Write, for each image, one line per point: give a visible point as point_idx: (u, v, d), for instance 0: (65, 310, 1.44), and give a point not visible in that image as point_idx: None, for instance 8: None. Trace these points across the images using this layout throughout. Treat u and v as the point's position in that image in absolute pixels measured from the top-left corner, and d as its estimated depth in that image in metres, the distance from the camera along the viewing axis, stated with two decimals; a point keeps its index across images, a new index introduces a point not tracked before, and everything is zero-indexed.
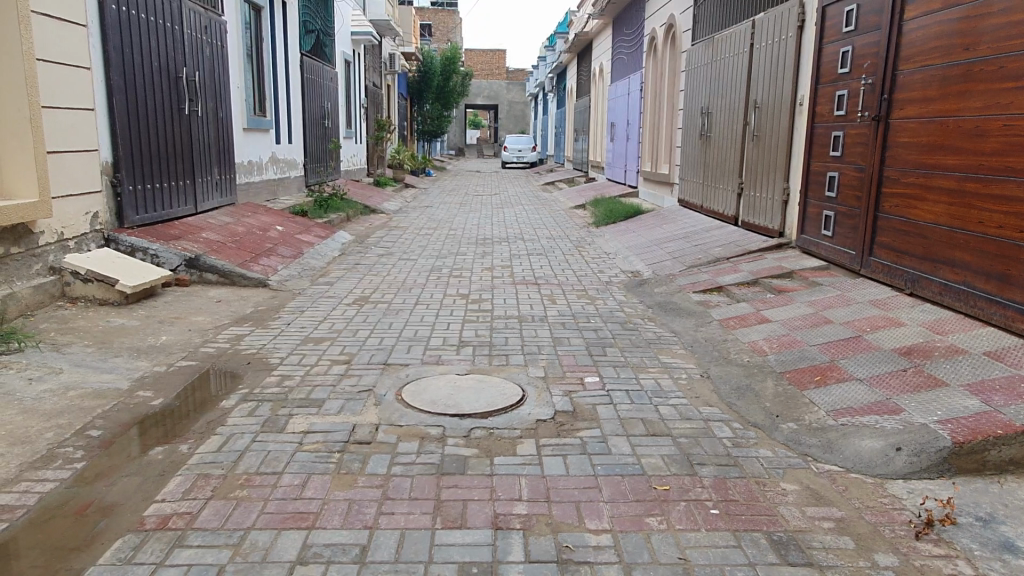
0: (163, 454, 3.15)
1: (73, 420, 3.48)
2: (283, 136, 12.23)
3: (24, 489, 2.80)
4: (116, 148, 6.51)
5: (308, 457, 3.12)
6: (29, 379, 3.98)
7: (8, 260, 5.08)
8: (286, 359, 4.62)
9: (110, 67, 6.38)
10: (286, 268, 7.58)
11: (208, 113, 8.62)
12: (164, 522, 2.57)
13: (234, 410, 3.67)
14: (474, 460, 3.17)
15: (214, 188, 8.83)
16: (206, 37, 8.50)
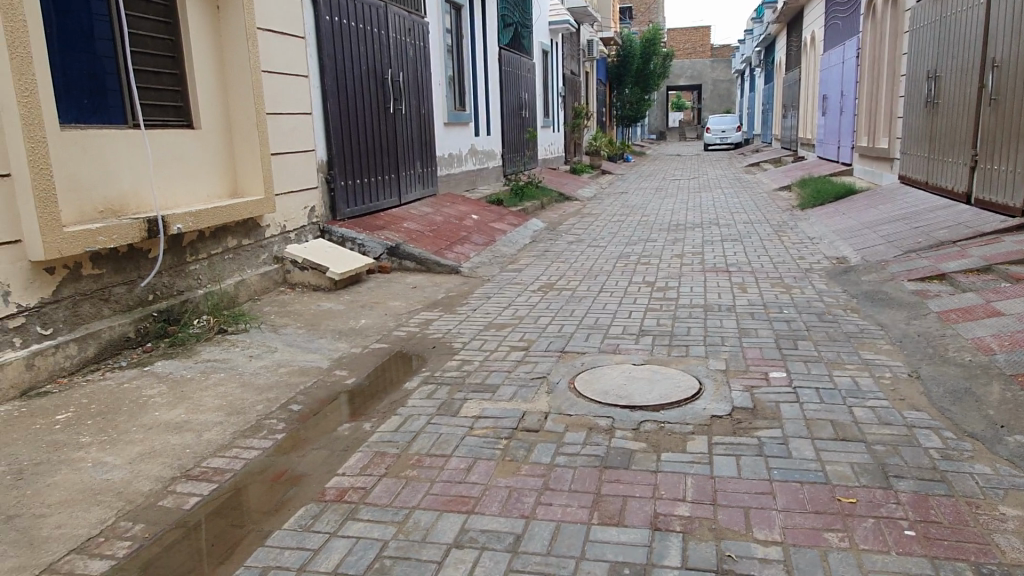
0: (349, 430, 3.40)
1: (280, 395, 3.87)
2: (481, 128, 12.70)
3: (234, 454, 3.16)
4: (329, 147, 7.14)
5: (476, 441, 3.21)
6: (249, 356, 4.50)
7: (241, 251, 5.75)
8: (468, 343, 4.79)
9: (324, 73, 6.99)
10: (479, 255, 7.87)
11: (411, 110, 9.17)
12: (342, 494, 2.77)
13: (415, 392, 3.87)
14: (639, 455, 3.06)
15: (416, 181, 9.38)
16: (409, 38, 9.02)
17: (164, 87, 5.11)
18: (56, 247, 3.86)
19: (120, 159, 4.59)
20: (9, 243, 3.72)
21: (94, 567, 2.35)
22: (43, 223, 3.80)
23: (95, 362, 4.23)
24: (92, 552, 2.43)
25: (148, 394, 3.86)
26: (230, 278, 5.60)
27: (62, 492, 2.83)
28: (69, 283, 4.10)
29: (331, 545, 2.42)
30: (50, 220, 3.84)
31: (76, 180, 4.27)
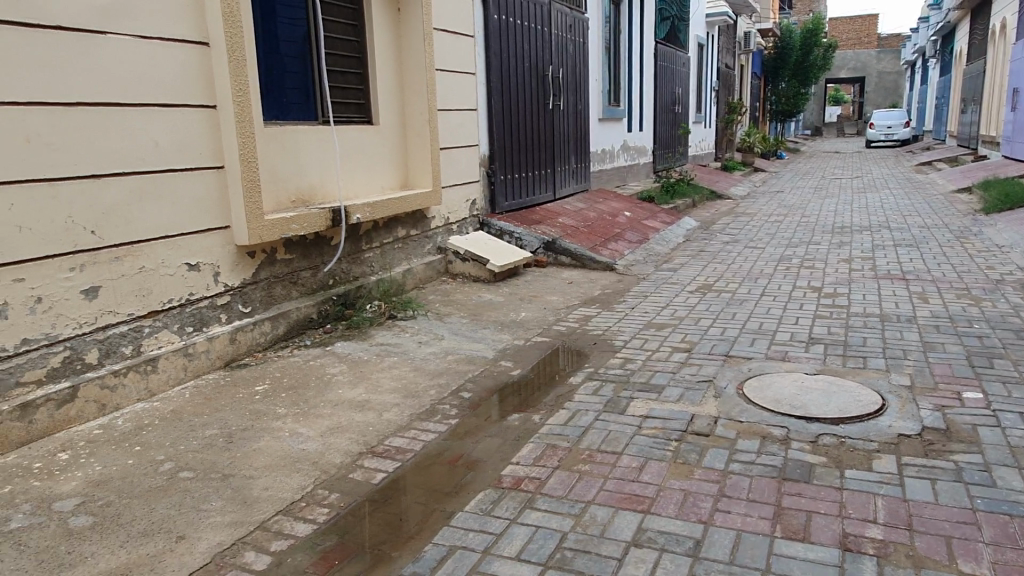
0: (519, 421, 3.49)
1: (450, 381, 4.04)
2: (634, 124, 12.56)
3: (414, 435, 3.34)
4: (492, 142, 7.33)
5: (646, 441, 3.20)
6: (419, 342, 4.73)
7: (410, 241, 6.04)
8: (629, 342, 4.77)
9: (490, 71, 7.18)
10: (633, 253, 7.81)
11: (569, 106, 9.22)
12: (518, 483, 2.85)
13: (580, 388, 3.92)
14: (820, 469, 2.93)
15: (570, 176, 9.43)
16: (570, 35, 9.06)
17: (349, 86, 5.45)
18: (258, 233, 4.24)
19: (311, 154, 4.97)
20: (220, 229, 4.13)
21: (299, 529, 2.56)
22: (249, 211, 4.18)
23: (285, 340, 4.60)
24: (296, 515, 2.66)
25: (332, 372, 4.15)
26: (400, 266, 5.89)
27: (266, 457, 3.11)
28: (265, 266, 4.49)
29: (512, 531, 2.50)
30: (255, 208, 4.22)
31: (274, 173, 4.67)
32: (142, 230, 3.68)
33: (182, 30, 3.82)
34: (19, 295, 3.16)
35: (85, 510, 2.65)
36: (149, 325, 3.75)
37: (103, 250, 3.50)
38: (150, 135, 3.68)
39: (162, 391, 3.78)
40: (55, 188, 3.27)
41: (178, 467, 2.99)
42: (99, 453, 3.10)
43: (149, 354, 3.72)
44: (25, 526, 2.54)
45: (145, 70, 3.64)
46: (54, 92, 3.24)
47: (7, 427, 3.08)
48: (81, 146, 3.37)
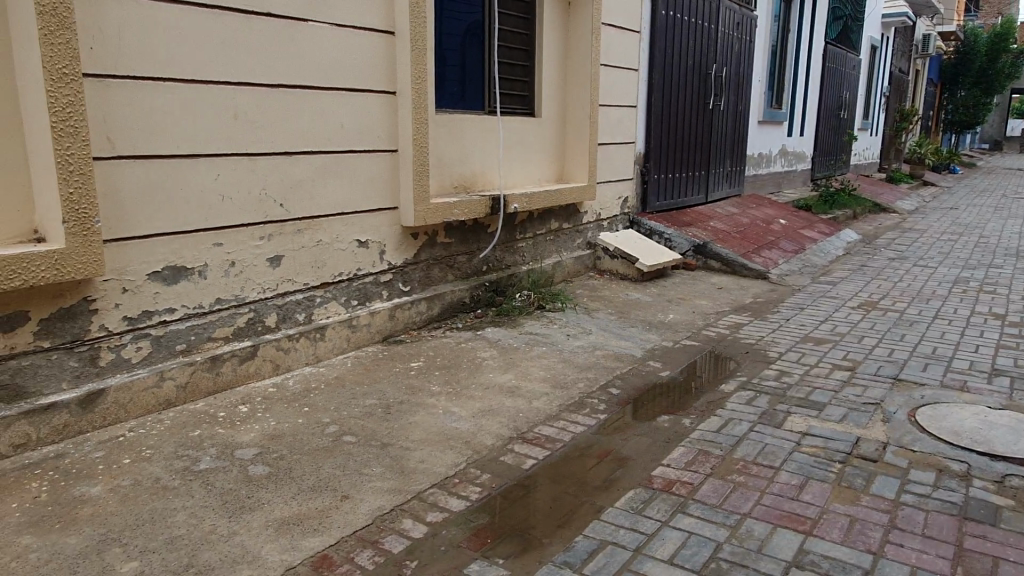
0: (668, 423, 3.42)
1: (599, 376, 4.03)
2: (796, 128, 11.97)
3: (563, 426, 3.35)
4: (648, 140, 7.22)
5: (806, 459, 3.04)
6: (567, 335, 4.75)
7: (561, 234, 6.07)
8: (785, 354, 4.56)
9: (653, 67, 7.07)
10: (788, 263, 7.44)
11: (729, 106, 8.92)
12: (669, 486, 2.80)
13: (734, 396, 3.79)
14: (1008, 513, 2.66)
15: (724, 179, 9.13)
16: (736, 32, 8.75)
17: (516, 78, 5.53)
18: (424, 216, 4.41)
19: (476, 142, 5.11)
20: (389, 209, 4.33)
21: (453, 504, 2.64)
22: (418, 194, 4.35)
23: (438, 321, 4.77)
24: (450, 490, 2.74)
25: (482, 356, 4.25)
26: (550, 258, 5.94)
27: (422, 431, 3.22)
28: (426, 248, 4.66)
29: (664, 534, 2.45)
30: (423, 191, 4.39)
31: (441, 159, 4.84)
32: (322, 206, 3.93)
33: (371, 19, 4.03)
34: (217, 258, 3.46)
35: (262, 460, 2.87)
36: (321, 296, 4.00)
37: (288, 222, 3.77)
38: (336, 117, 3.92)
39: (328, 357, 4.03)
40: (254, 162, 3.55)
41: (342, 431, 3.16)
42: (273, 410, 3.35)
43: (319, 323, 3.97)
44: (211, 468, 2.79)
45: (338, 55, 3.87)
46: (261, 74, 3.52)
47: (198, 376, 3.39)
48: (279, 125, 3.64)
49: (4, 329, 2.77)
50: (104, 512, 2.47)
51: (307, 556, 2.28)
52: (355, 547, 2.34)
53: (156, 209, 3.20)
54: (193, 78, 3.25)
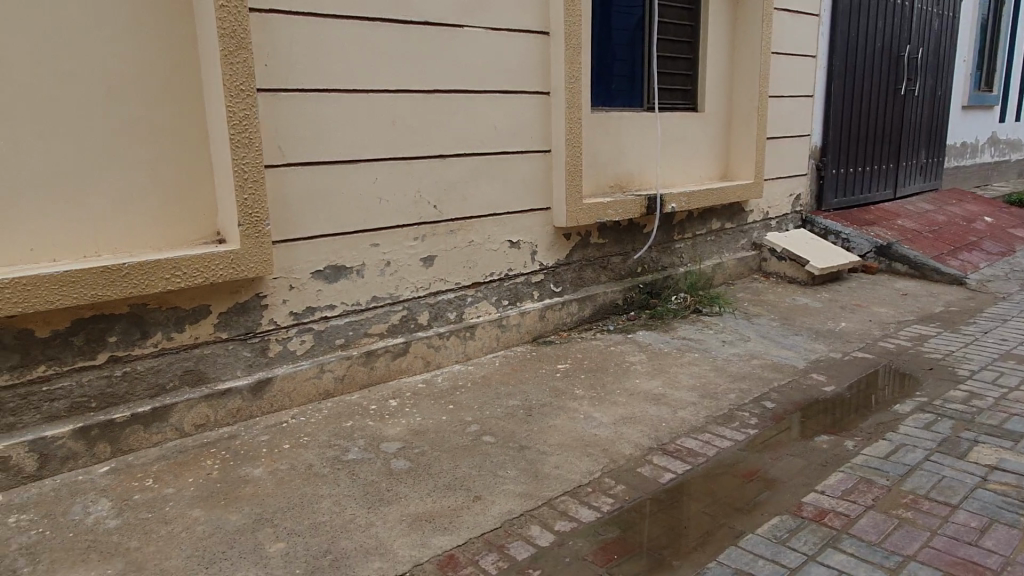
0: (828, 445, 3.14)
1: (753, 387, 3.78)
2: (1010, 113, 10.56)
3: (709, 440, 3.19)
4: (826, 133, 6.69)
5: (993, 498, 2.66)
6: (723, 341, 4.51)
7: (724, 234, 5.78)
8: (977, 373, 4.02)
9: (833, 53, 6.52)
10: (992, 266, 6.57)
11: (926, 91, 8.04)
12: (821, 515, 2.56)
13: (909, 418, 3.40)
14: None
15: (917, 173, 8.25)
16: (936, 9, 7.86)
17: (677, 72, 5.33)
18: (575, 217, 4.37)
19: (632, 140, 4.99)
20: (541, 210, 4.35)
21: (583, 514, 2.59)
22: (569, 194, 4.32)
23: (589, 322, 4.71)
24: (582, 499, 2.69)
25: (630, 361, 4.14)
26: (710, 260, 5.68)
27: (560, 435, 3.20)
28: (578, 249, 4.62)
29: (810, 570, 2.25)
30: (575, 192, 4.35)
31: (595, 158, 4.77)
32: (475, 207, 4.01)
33: (526, 21, 4.05)
34: (374, 258, 3.64)
35: (404, 455, 2.98)
36: (472, 295, 4.10)
37: (442, 223, 3.89)
38: (490, 119, 3.98)
39: (477, 356, 4.12)
40: (411, 165, 3.69)
41: (482, 431, 3.22)
42: (420, 405, 3.48)
43: (470, 322, 4.07)
44: (358, 459, 2.94)
45: (493, 59, 3.93)
46: (418, 80, 3.64)
47: (355, 369, 3.59)
48: (434, 129, 3.75)
49: (189, 321, 3.06)
50: (262, 493, 2.69)
51: (435, 553, 2.33)
52: (481, 550, 2.37)
53: (320, 212, 3.40)
54: (355, 87, 3.43)
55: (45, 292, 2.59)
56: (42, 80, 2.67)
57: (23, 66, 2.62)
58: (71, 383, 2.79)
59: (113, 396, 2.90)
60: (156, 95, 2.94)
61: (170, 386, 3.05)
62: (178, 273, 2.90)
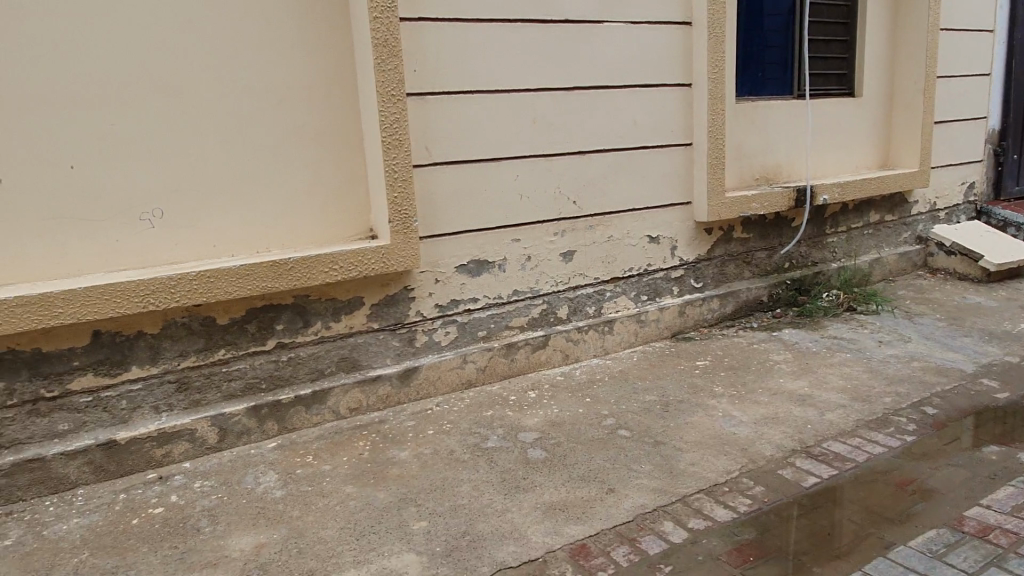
0: (997, 456, 2.88)
1: (911, 391, 3.53)
2: None
3: (858, 444, 3.02)
4: (1007, 114, 6.06)
5: None
6: (880, 341, 4.23)
7: (883, 227, 5.41)
8: None
9: (1016, 25, 5.89)
10: None
11: None
12: (985, 532, 2.37)
13: None
14: None
15: None
16: None
17: (832, 55, 5.05)
18: (718, 211, 4.27)
19: (781, 130, 4.79)
20: (682, 204, 4.28)
21: (719, 513, 2.55)
22: (712, 187, 4.22)
23: (732, 319, 4.58)
24: (718, 498, 2.65)
25: (775, 360, 3.99)
26: (867, 254, 5.33)
27: (697, 433, 3.15)
28: (721, 243, 4.50)
29: None
30: (718, 185, 4.24)
31: (740, 150, 4.63)
32: (614, 202, 4.02)
33: (667, 12, 4.00)
34: (515, 253, 3.75)
35: (540, 445, 3.06)
36: (610, 290, 4.12)
37: (580, 219, 3.93)
38: (630, 114, 3.97)
39: (615, 350, 4.13)
40: (550, 163, 3.77)
41: (618, 425, 3.24)
42: (557, 397, 3.55)
43: (608, 317, 4.09)
44: (497, 447, 3.06)
45: (633, 53, 3.92)
46: (558, 78, 3.70)
47: (496, 361, 3.72)
48: (574, 125, 3.80)
49: (345, 311, 3.31)
50: (408, 474, 2.87)
51: (568, 542, 2.40)
52: (613, 542, 2.40)
53: (464, 209, 3.56)
54: (498, 88, 3.54)
55: (224, 284, 2.91)
56: (223, 94, 2.98)
57: (207, 82, 2.95)
58: (246, 365, 3.11)
59: (280, 378, 3.19)
60: (319, 103, 3.19)
61: (329, 371, 3.31)
62: (335, 267, 3.14)
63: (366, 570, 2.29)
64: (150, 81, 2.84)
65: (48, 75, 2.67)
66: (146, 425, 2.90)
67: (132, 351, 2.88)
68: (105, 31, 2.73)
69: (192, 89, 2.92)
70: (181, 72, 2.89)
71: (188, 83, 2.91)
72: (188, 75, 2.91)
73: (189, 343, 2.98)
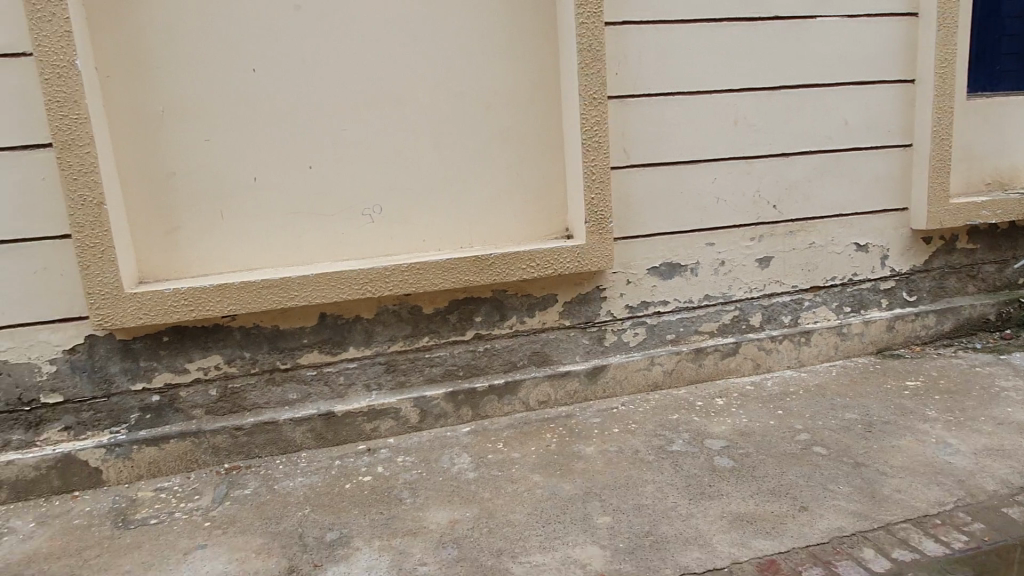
0: None
1: None
2: None
3: None
4: None
5: None
6: None
7: None
8: None
9: None
10: None
11: None
12: None
13: None
14: None
15: None
16: None
17: None
18: (939, 218, 3.90)
19: (1021, 129, 4.27)
20: (896, 210, 3.96)
21: (928, 547, 2.35)
22: (933, 193, 3.86)
23: (951, 337, 4.16)
24: (928, 530, 2.44)
25: (1002, 386, 3.58)
26: None
27: (905, 458, 2.92)
28: (941, 254, 4.10)
29: None
30: (941, 190, 3.87)
31: (968, 152, 4.18)
32: (819, 207, 3.81)
33: (889, 3, 3.72)
34: (708, 257, 3.68)
35: (728, 454, 3.00)
36: (810, 299, 3.91)
37: (781, 224, 3.77)
38: (841, 114, 3.74)
39: (812, 363, 3.92)
40: (751, 165, 3.65)
41: (813, 441, 3.08)
42: (747, 407, 3.44)
43: (806, 327, 3.89)
44: (683, 452, 3.04)
45: (848, 48, 3.69)
46: (764, 78, 3.58)
47: (683, 365, 3.68)
48: (779, 126, 3.65)
49: (539, 307, 3.45)
50: (593, 470, 2.93)
51: (756, 555, 2.33)
52: (805, 562, 2.30)
53: (659, 212, 3.55)
54: (699, 89, 3.49)
55: (432, 277, 3.14)
56: (439, 100, 3.22)
57: (425, 90, 3.19)
58: (447, 353, 3.34)
59: (476, 367, 3.39)
60: (524, 107, 3.34)
61: (521, 364, 3.46)
62: (533, 264, 3.28)
63: (552, 556, 2.38)
64: (376, 89, 3.13)
65: (295, 86, 3.03)
66: (360, 401, 3.22)
67: (351, 333, 3.20)
68: (343, 47, 3.06)
69: (411, 96, 3.18)
70: (404, 81, 3.16)
71: (408, 91, 3.17)
72: (409, 84, 3.17)
73: (398, 329, 3.26)
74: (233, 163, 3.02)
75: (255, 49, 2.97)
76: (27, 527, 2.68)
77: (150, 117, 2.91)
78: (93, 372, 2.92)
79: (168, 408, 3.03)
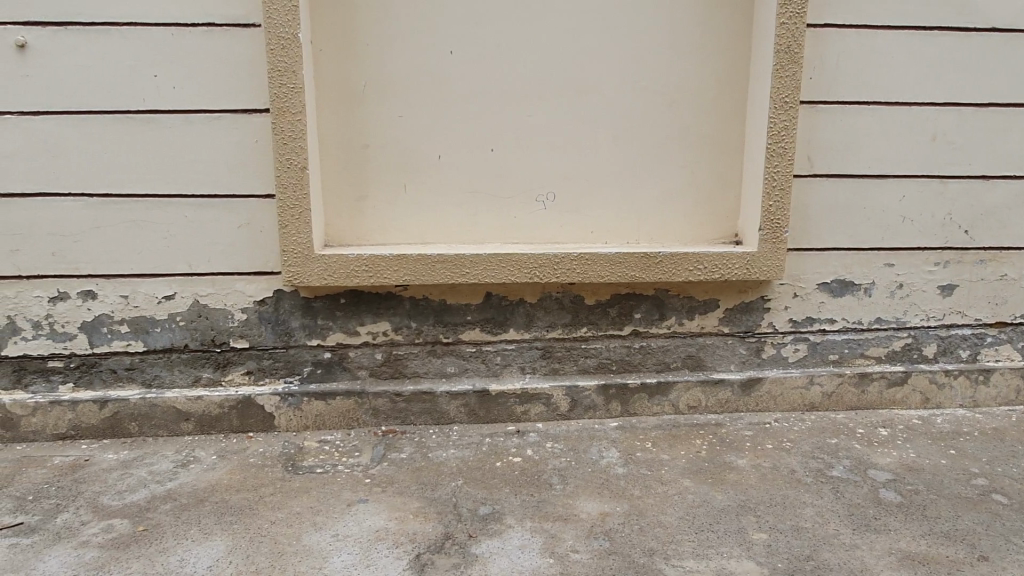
0: None
1: None
2: None
3: None
4: None
5: None
6: None
7: None
8: None
9: None
10: None
11: None
12: None
13: None
14: None
15: None
16: None
17: None
18: None
19: None
20: None
21: None
22: None
23: None
24: None
25: None
26: None
27: None
28: None
29: None
30: None
31: None
32: (1016, 236, 3.51)
33: None
34: (885, 278, 3.48)
35: (894, 487, 2.83)
36: (993, 334, 3.62)
37: (971, 251, 3.50)
38: None
39: (987, 404, 3.63)
40: (945, 185, 3.40)
41: (992, 487, 2.85)
42: (915, 442, 3.24)
43: (985, 364, 3.61)
44: (844, 478, 2.89)
45: None
46: (972, 93, 3.32)
47: (844, 388, 3.51)
48: (983, 146, 3.38)
49: (700, 311, 3.38)
50: (746, 483, 2.85)
51: None
52: None
53: (838, 226, 3.38)
54: (898, 100, 3.29)
55: (599, 269, 3.15)
56: (623, 93, 3.21)
57: (611, 82, 3.19)
58: (603, 346, 3.35)
59: (630, 364, 3.38)
60: (708, 106, 3.27)
61: (675, 366, 3.42)
62: (700, 267, 3.20)
63: (706, 564, 2.33)
64: (563, 78, 3.16)
65: (488, 70, 3.11)
66: (513, 382, 3.28)
67: (512, 315, 3.26)
68: (537, 34, 3.10)
69: (597, 87, 3.19)
70: (591, 72, 3.17)
71: (595, 82, 3.18)
72: (597, 75, 3.17)
73: (558, 316, 3.29)
74: (421, 140, 3.15)
75: (455, 31, 3.06)
76: (210, 459, 2.93)
77: (352, 90, 3.07)
78: (277, 324, 3.14)
79: (337, 366, 3.21)
